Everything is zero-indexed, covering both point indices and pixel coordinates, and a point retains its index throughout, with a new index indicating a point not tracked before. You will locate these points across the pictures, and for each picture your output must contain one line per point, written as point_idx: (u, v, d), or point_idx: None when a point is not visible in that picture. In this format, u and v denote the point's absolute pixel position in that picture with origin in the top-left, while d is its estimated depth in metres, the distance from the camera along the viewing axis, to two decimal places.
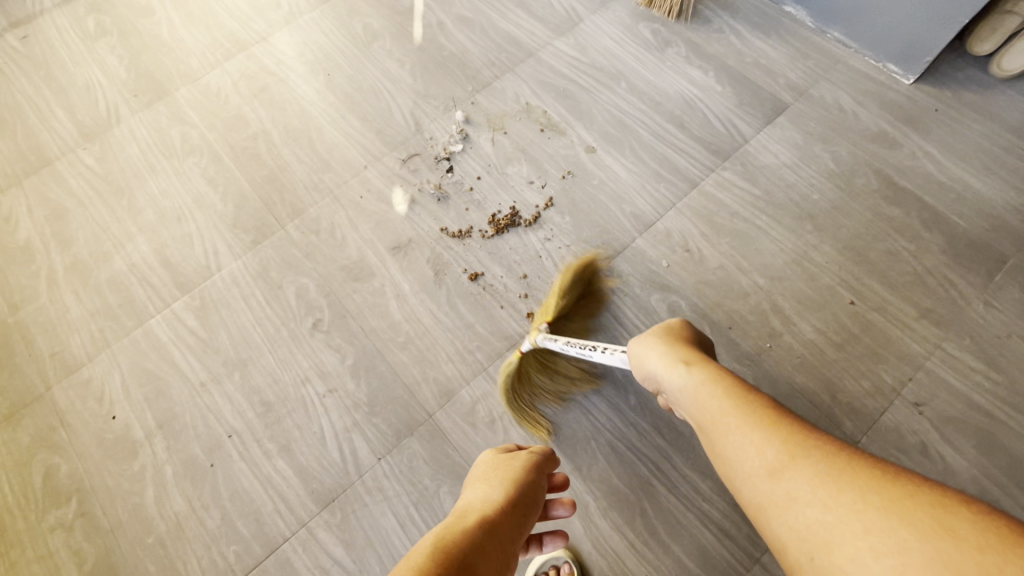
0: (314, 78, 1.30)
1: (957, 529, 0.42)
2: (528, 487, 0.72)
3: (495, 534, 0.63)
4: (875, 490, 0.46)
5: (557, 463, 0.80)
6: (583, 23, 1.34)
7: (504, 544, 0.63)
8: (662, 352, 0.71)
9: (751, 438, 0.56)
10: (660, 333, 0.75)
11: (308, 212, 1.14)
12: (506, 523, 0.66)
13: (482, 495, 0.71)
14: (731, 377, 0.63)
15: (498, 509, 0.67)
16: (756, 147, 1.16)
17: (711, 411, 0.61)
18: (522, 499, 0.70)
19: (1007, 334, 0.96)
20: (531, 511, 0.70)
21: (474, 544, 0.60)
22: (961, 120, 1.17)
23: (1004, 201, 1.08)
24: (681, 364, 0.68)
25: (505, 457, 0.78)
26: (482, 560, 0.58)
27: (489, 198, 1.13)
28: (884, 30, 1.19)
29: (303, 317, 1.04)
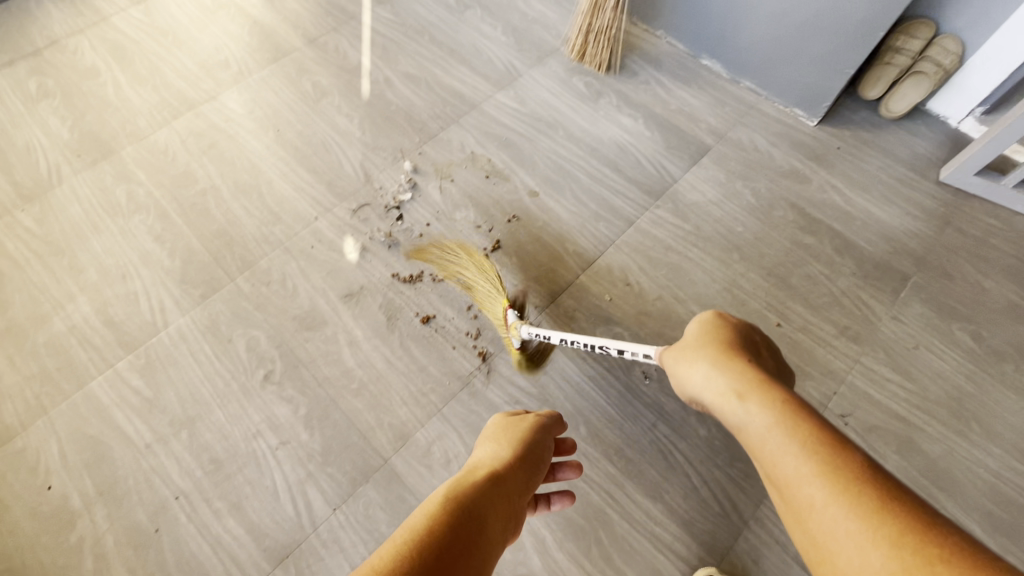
0: (264, 134, 1.33)
1: None
2: (534, 446, 0.75)
3: (504, 487, 0.64)
4: None
5: (563, 426, 0.85)
6: (522, 78, 1.44)
7: (513, 496, 0.64)
8: (722, 384, 0.59)
9: (847, 529, 0.42)
10: (717, 352, 0.62)
11: (259, 264, 1.15)
12: (513, 477, 0.68)
13: (490, 453, 0.73)
14: (814, 425, 0.49)
15: (507, 464, 0.69)
16: (684, 186, 1.26)
17: (788, 477, 0.48)
18: (528, 456, 0.72)
19: (915, 346, 1.06)
20: (536, 467, 0.72)
21: (486, 493, 0.61)
22: (861, 157, 1.31)
23: (902, 226, 1.21)
24: (747, 400, 0.55)
25: (510, 422, 0.81)
26: (493, 510, 0.59)
27: (439, 243, 1.17)
28: (787, 79, 1.34)
29: (255, 369, 1.03)
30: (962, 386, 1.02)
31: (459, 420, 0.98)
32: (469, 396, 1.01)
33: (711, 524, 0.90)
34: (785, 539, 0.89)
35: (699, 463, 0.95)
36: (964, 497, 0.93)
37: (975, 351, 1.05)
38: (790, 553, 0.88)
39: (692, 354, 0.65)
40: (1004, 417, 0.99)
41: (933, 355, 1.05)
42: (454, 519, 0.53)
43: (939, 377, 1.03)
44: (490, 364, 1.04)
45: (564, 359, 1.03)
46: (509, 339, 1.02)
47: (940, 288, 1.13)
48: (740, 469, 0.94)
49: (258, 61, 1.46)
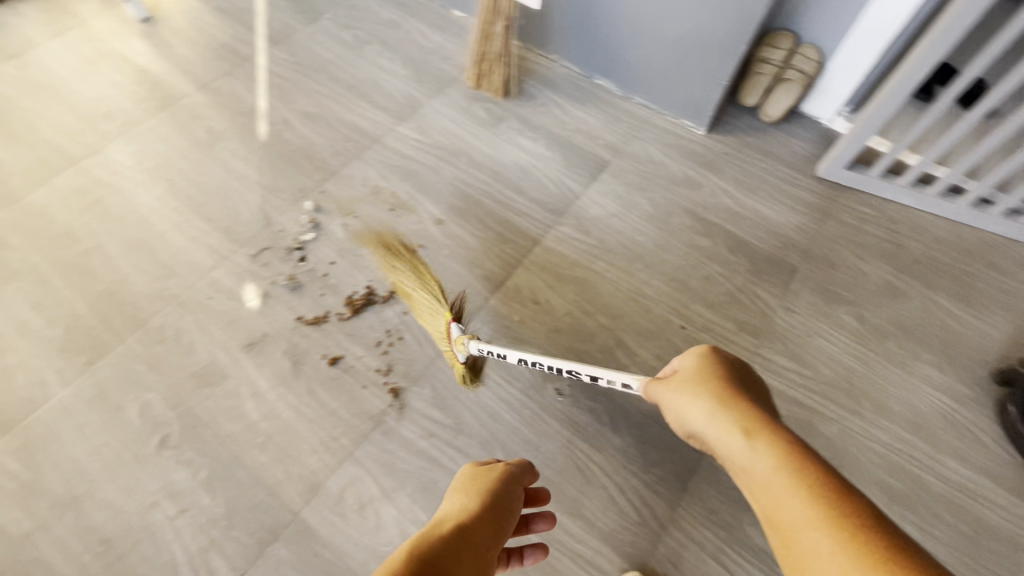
0: (154, 185, 1.28)
1: None
2: (505, 493, 0.70)
3: (469, 542, 0.59)
4: None
5: (537, 475, 0.80)
6: (423, 108, 1.45)
7: (480, 552, 0.59)
8: (721, 423, 0.52)
9: None
10: (716, 391, 0.55)
11: (151, 322, 1.09)
12: (481, 530, 0.62)
13: (457, 505, 0.67)
14: (818, 474, 0.44)
15: (474, 515, 0.64)
16: (585, 202, 1.30)
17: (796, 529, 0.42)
18: (497, 506, 0.67)
19: (807, 334, 1.12)
20: (508, 517, 0.66)
21: (447, 550, 0.55)
22: (746, 160, 1.39)
23: (787, 222, 1.29)
24: (752, 444, 0.49)
25: (481, 468, 0.76)
26: (457, 568, 0.54)
27: (344, 280, 1.15)
28: (673, 93, 1.42)
29: (149, 435, 0.97)
30: (852, 366, 1.09)
31: (372, 461, 0.96)
32: (381, 435, 0.98)
33: (630, 534, 0.91)
34: (701, 538, 0.91)
35: (616, 473, 0.96)
36: (861, 473, 0.98)
37: (860, 332, 1.13)
38: (707, 552, 0.90)
39: (684, 388, 0.57)
40: (891, 391, 1.06)
41: (824, 340, 1.12)
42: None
43: (830, 360, 1.09)
44: (402, 400, 1.02)
45: (476, 385, 1.03)
46: (452, 352, 1.00)
47: (825, 276, 1.20)
48: (654, 473, 0.96)
49: (146, 110, 1.41)
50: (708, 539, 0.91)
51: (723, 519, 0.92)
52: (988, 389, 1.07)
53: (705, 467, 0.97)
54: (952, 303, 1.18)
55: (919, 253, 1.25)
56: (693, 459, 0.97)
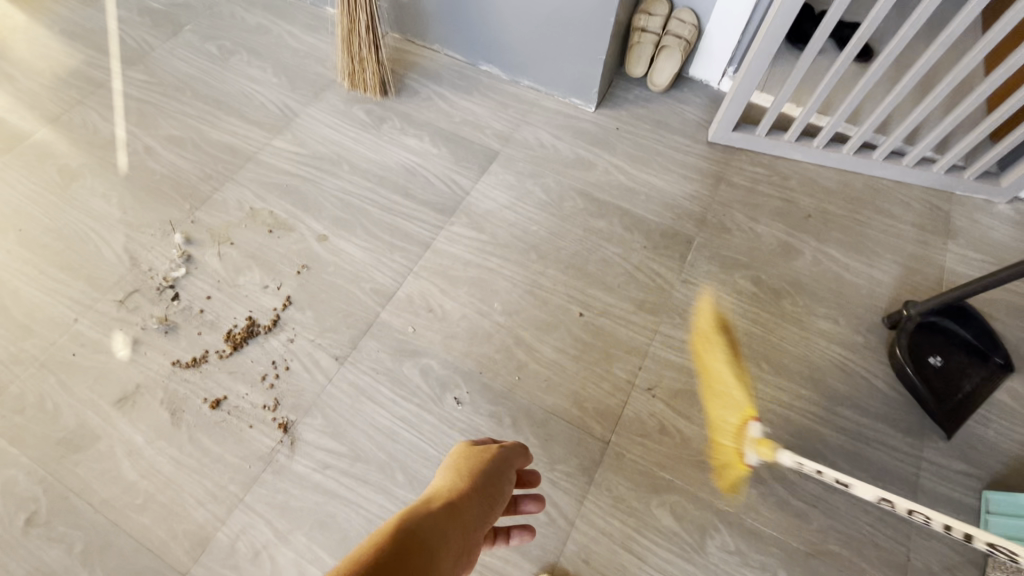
0: (3, 237, 1.16)
1: None
2: (497, 475, 0.72)
3: (457, 520, 0.63)
4: None
5: (530, 457, 0.81)
6: (299, 117, 1.37)
7: (466, 532, 0.63)
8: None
9: None
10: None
11: (9, 391, 0.99)
12: (471, 508, 0.66)
13: (450, 482, 0.69)
14: None
15: (463, 494, 0.67)
16: (476, 196, 1.25)
17: None
18: (489, 487, 0.70)
19: (705, 303, 1.12)
20: (496, 498, 0.70)
21: (435, 527, 0.59)
22: (638, 132, 1.37)
23: (681, 191, 1.27)
24: None
25: (476, 446, 0.78)
26: (441, 545, 0.58)
27: (223, 314, 1.08)
28: (557, 73, 1.37)
29: (13, 516, 0.89)
30: (750, 330, 1.09)
31: (264, 504, 0.91)
32: (272, 474, 0.93)
33: (539, 536, 0.89)
34: (610, 529, 0.90)
35: None
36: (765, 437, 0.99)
37: (757, 294, 1.13)
38: (617, 541, 0.89)
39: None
40: (789, 350, 1.07)
41: (721, 307, 1.11)
42: (392, 554, 0.52)
43: (729, 327, 1.09)
44: (293, 433, 0.96)
45: (369, 407, 0.99)
46: (739, 450, 0.91)
47: (720, 242, 1.20)
48: (560, 470, 0.94)
49: None
50: (617, 529, 0.90)
51: (631, 506, 0.91)
52: (879, 333, 1.09)
53: (610, 456, 0.95)
54: (844, 253, 1.19)
55: (810, 206, 1.26)
56: (598, 450, 0.96)
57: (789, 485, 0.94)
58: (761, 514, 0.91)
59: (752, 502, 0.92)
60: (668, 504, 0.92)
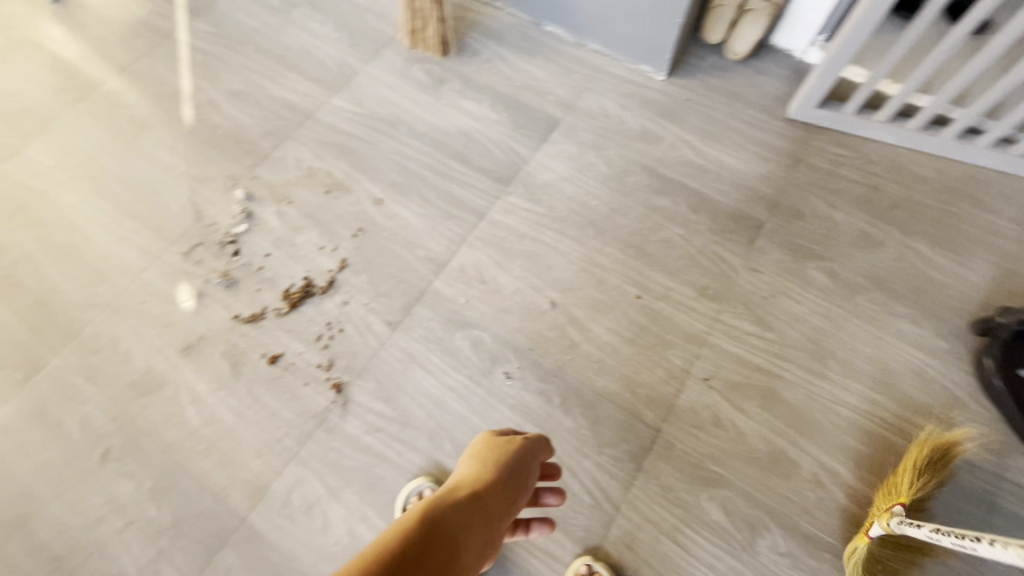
0: (79, 184, 1.21)
1: None
2: (520, 467, 0.75)
3: (480, 512, 0.66)
4: None
5: (552, 449, 0.82)
6: (358, 76, 1.34)
7: (489, 523, 0.66)
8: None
9: None
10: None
11: (85, 332, 1.05)
12: (494, 500, 0.69)
13: (475, 474, 0.73)
14: None
15: (488, 485, 0.70)
16: (534, 166, 1.20)
17: None
18: (511, 479, 0.72)
19: (773, 294, 1.05)
20: (521, 489, 0.72)
21: (459, 517, 0.63)
22: (711, 105, 1.27)
23: (755, 171, 1.19)
24: None
25: (501, 438, 0.80)
26: (464, 535, 0.62)
27: (281, 273, 1.09)
28: (627, 36, 1.28)
29: (91, 449, 0.95)
30: (820, 325, 1.02)
31: (317, 461, 0.93)
32: (325, 433, 0.95)
33: (583, 518, 0.89)
34: (657, 518, 0.88)
35: (568, 457, 0.93)
36: (828, 439, 0.94)
37: (830, 288, 1.06)
38: (662, 531, 0.88)
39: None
40: (861, 350, 1.00)
41: (790, 299, 1.05)
42: (417, 541, 0.57)
43: (797, 322, 1.03)
44: (345, 395, 0.98)
45: (420, 375, 1.00)
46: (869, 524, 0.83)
47: (794, 229, 1.12)
48: (608, 454, 0.93)
49: (64, 102, 1.31)
50: (664, 518, 0.88)
51: (679, 497, 0.89)
52: (964, 339, 1.01)
53: (660, 444, 0.93)
54: (932, 249, 1.09)
55: (898, 195, 1.15)
56: (648, 437, 0.93)
57: (848, 491, 0.90)
58: (815, 517, 0.88)
59: (808, 506, 0.89)
60: (718, 499, 0.89)
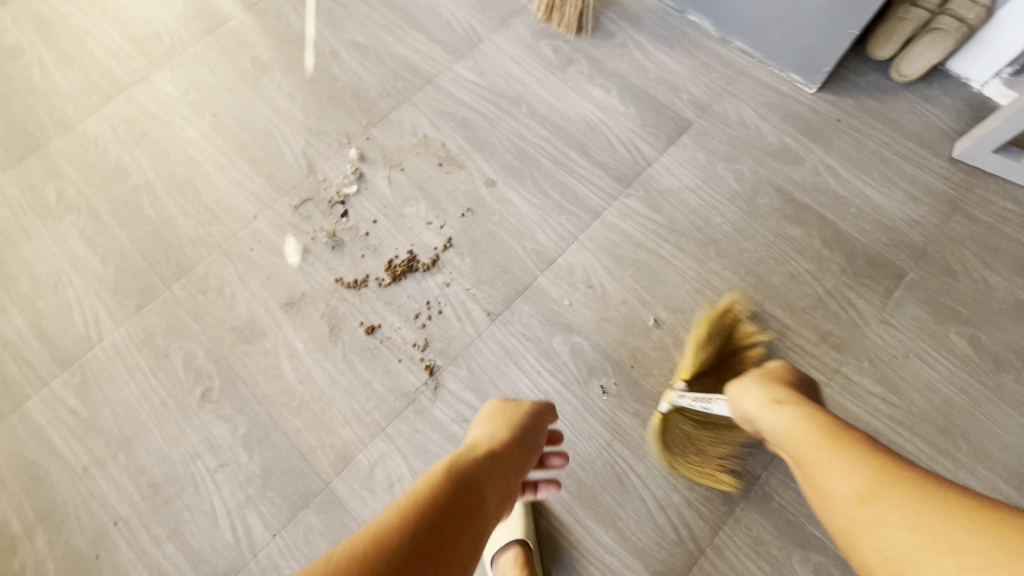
0: (199, 119, 1.22)
1: (922, 511, 0.44)
2: (531, 431, 0.75)
3: (500, 467, 0.66)
4: (909, 500, 0.46)
5: (556, 415, 0.84)
6: (483, 44, 1.27)
7: (508, 477, 0.66)
8: (809, 436, 0.59)
9: (834, 466, 0.53)
10: (818, 417, 0.61)
11: (196, 270, 1.07)
12: (511, 456, 0.69)
13: (490, 434, 0.73)
14: (848, 435, 0.56)
15: (504, 446, 0.70)
16: (658, 170, 1.13)
17: (802, 444, 0.59)
18: (524, 439, 0.73)
19: (904, 355, 0.97)
20: (531, 451, 0.73)
21: (483, 471, 0.63)
22: (864, 130, 1.15)
23: (905, 213, 1.07)
24: (807, 425, 0.60)
25: (511, 404, 0.81)
26: (488, 487, 0.62)
27: (386, 242, 1.08)
28: (784, 40, 1.16)
29: (192, 386, 0.98)
30: (953, 398, 0.94)
31: (404, 440, 0.94)
32: (414, 414, 0.95)
33: (665, 553, 0.86)
34: (742, 567, 0.85)
35: (657, 487, 0.90)
36: None
37: (971, 359, 0.96)
38: None
39: (794, 396, 0.66)
40: (995, 434, 0.91)
41: (923, 363, 0.96)
42: (449, 494, 0.57)
43: (927, 389, 0.94)
44: (437, 379, 0.97)
45: (515, 372, 0.98)
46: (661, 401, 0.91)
47: (941, 286, 1.01)
48: (699, 492, 0.89)
49: (191, 32, 1.31)
50: (749, 570, 0.85)
51: (769, 551, 0.86)
52: None
53: (756, 493, 0.89)
54: None
55: None
56: (745, 484, 0.90)
57: None
58: None
59: None
60: (811, 561, 0.85)
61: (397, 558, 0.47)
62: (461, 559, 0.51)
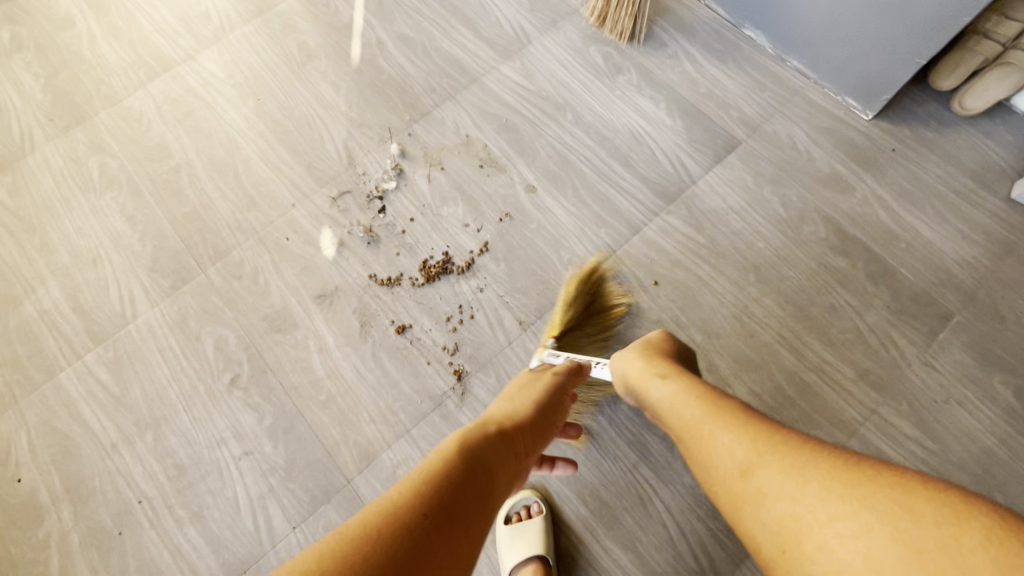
0: (243, 103, 1.21)
1: (799, 476, 0.49)
2: (551, 408, 0.72)
3: (516, 447, 0.64)
4: (785, 465, 0.51)
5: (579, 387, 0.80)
6: (532, 45, 1.25)
7: (522, 457, 0.64)
8: (698, 412, 0.62)
9: (717, 438, 0.58)
10: (696, 387, 0.65)
11: (231, 255, 1.08)
12: (527, 435, 0.67)
13: (508, 407, 0.70)
14: (724, 403, 0.61)
15: (522, 424, 0.67)
16: (703, 188, 1.10)
17: (686, 419, 0.63)
18: (544, 418, 0.70)
19: (945, 400, 0.94)
20: (548, 430, 0.70)
21: (498, 450, 0.61)
22: (919, 162, 1.11)
23: (957, 253, 1.03)
24: (689, 398, 0.64)
25: (530, 376, 0.77)
26: (502, 466, 0.60)
27: (422, 241, 1.07)
28: (843, 63, 1.12)
29: (221, 372, 0.99)
30: (992, 449, 0.91)
31: (428, 444, 0.94)
32: (439, 418, 0.95)
33: None
34: None
35: (679, 513, 0.89)
36: None
37: (1015, 410, 0.93)
38: None
39: (681, 373, 0.69)
40: None
41: (965, 411, 0.93)
42: (462, 472, 0.55)
43: (966, 437, 0.92)
44: (464, 385, 0.97)
45: None
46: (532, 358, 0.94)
47: (988, 332, 0.98)
48: (722, 522, 0.88)
49: (240, 14, 1.30)
50: None
51: None
52: None
53: None
54: None
55: None
56: None
57: None
58: None
59: None
60: None
61: (408, 541, 0.47)
62: (472, 540, 0.51)
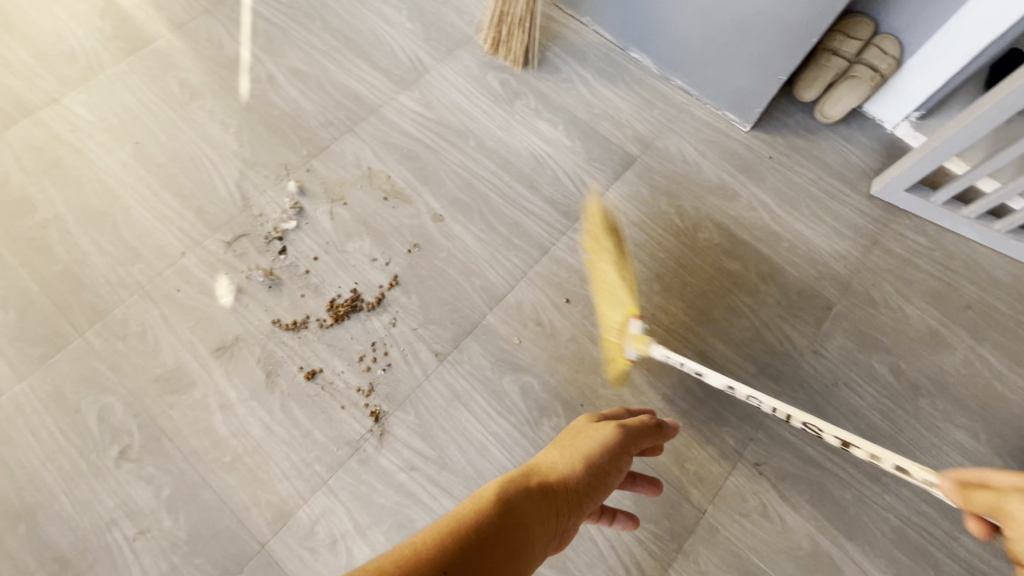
0: (119, 147, 1.13)
1: None
2: (608, 464, 0.65)
3: (553, 503, 0.58)
4: None
5: (647, 440, 0.72)
6: (430, 74, 1.25)
7: (560, 517, 0.58)
8: None
9: None
10: None
11: (112, 314, 0.98)
12: (570, 492, 0.60)
13: (554, 459, 0.65)
14: None
15: (564, 479, 0.61)
16: (605, 205, 1.14)
17: None
18: (595, 474, 0.63)
19: (834, 383, 1.02)
20: (599, 488, 0.63)
21: (530, 505, 0.55)
22: (793, 167, 1.21)
23: (832, 248, 1.14)
24: None
25: (583, 429, 0.72)
26: (534, 526, 0.54)
27: (328, 280, 1.03)
28: (719, 81, 1.21)
29: (108, 445, 0.90)
30: (877, 424, 1.00)
31: (347, 492, 0.89)
32: (358, 464, 0.91)
33: None
34: None
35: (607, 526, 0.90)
36: (872, 546, 0.90)
37: (892, 386, 1.02)
38: None
39: None
40: (915, 457, 0.98)
41: (851, 392, 1.02)
42: (488, 525, 0.50)
43: (854, 416, 1.00)
44: (382, 425, 0.93)
45: (463, 414, 0.95)
46: (620, 345, 0.87)
47: (865, 317, 1.08)
48: (648, 530, 0.90)
49: (111, 52, 1.21)
50: None
51: None
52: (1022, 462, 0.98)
53: (703, 527, 0.91)
54: (1002, 361, 1.05)
55: (973, 296, 1.10)
56: (692, 518, 0.91)
57: None
58: None
59: None
60: None
61: None
62: None
